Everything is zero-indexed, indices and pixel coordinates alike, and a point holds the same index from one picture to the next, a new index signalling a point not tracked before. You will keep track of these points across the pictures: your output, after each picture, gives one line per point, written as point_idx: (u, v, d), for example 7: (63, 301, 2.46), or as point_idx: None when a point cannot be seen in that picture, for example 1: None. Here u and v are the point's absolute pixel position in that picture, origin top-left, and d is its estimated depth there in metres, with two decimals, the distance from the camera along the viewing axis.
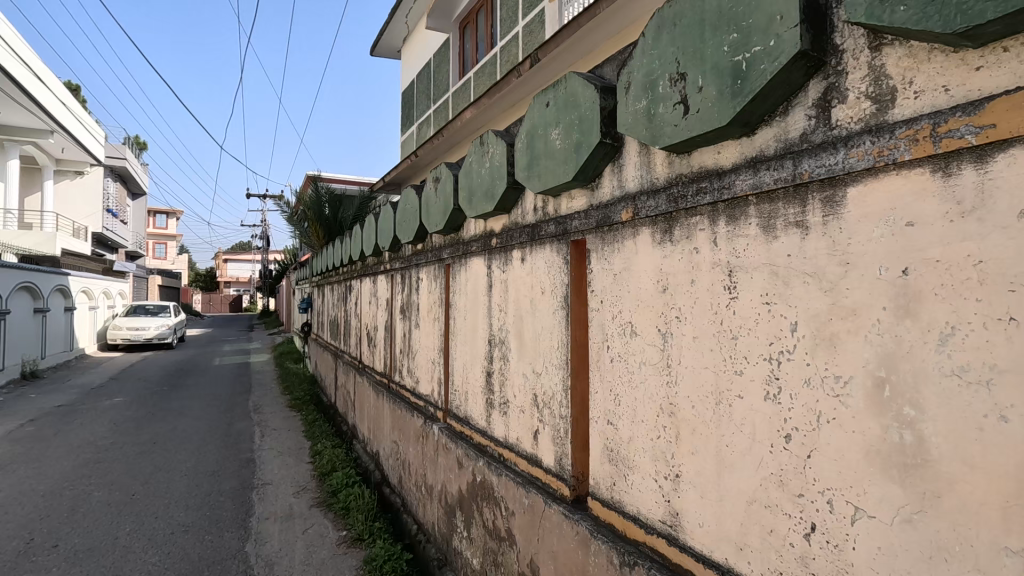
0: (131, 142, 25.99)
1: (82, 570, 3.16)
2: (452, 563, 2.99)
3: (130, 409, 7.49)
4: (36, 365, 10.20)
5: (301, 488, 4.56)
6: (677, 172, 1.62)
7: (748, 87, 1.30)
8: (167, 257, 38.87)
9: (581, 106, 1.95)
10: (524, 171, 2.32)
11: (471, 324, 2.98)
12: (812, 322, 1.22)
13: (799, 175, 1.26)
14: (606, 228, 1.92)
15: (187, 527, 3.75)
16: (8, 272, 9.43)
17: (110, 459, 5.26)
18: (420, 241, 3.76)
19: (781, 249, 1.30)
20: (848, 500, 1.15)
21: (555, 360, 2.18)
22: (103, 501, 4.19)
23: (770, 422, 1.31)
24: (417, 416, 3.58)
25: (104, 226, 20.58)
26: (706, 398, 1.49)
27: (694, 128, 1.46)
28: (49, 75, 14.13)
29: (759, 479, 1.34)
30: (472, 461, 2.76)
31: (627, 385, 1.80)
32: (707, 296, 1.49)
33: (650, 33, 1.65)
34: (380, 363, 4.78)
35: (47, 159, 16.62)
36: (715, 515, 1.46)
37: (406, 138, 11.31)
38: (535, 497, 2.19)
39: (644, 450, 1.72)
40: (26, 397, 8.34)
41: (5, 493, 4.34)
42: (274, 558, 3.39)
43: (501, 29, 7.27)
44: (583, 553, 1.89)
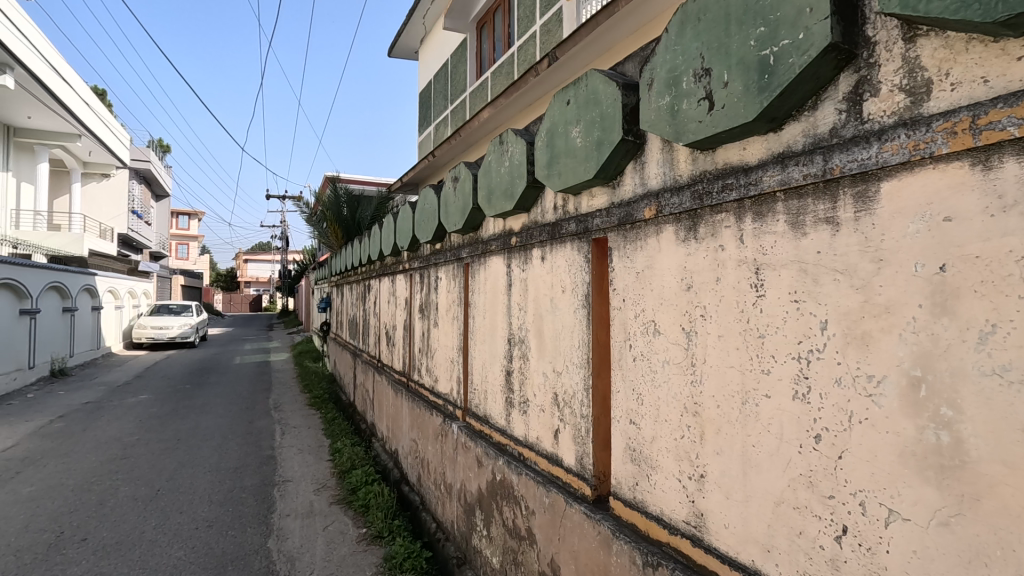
0: (154, 145, 26.50)
1: (109, 563, 3.23)
2: (471, 562, 2.99)
3: (155, 406, 7.65)
4: (64, 363, 10.45)
5: (322, 485, 4.61)
6: (700, 169, 1.60)
7: (776, 82, 1.28)
8: (189, 258, 39.63)
9: (602, 103, 1.94)
10: (544, 170, 2.32)
11: (490, 323, 2.98)
12: (843, 321, 1.19)
13: (829, 170, 1.23)
14: (628, 226, 1.91)
15: (211, 522, 3.81)
16: (38, 272, 9.65)
17: (136, 454, 5.37)
18: (439, 240, 3.77)
19: (810, 246, 1.27)
20: (882, 503, 1.12)
21: (576, 359, 2.17)
22: (130, 496, 4.28)
23: (798, 422, 1.29)
24: (436, 415, 3.59)
25: (128, 227, 21.01)
26: (732, 397, 1.47)
27: (719, 124, 1.44)
28: (76, 79, 14.41)
29: (787, 480, 1.32)
30: (492, 460, 2.76)
31: (650, 384, 1.79)
32: (732, 293, 1.47)
33: (673, 28, 1.64)
34: (399, 362, 4.81)
35: (75, 162, 17.02)
36: (741, 516, 1.44)
37: (423, 139, 11.37)
38: (555, 496, 2.19)
39: (667, 450, 1.70)
40: (55, 394, 8.56)
41: (36, 487, 4.45)
42: (295, 554, 3.43)
43: (519, 28, 7.25)
44: (605, 553, 1.88)
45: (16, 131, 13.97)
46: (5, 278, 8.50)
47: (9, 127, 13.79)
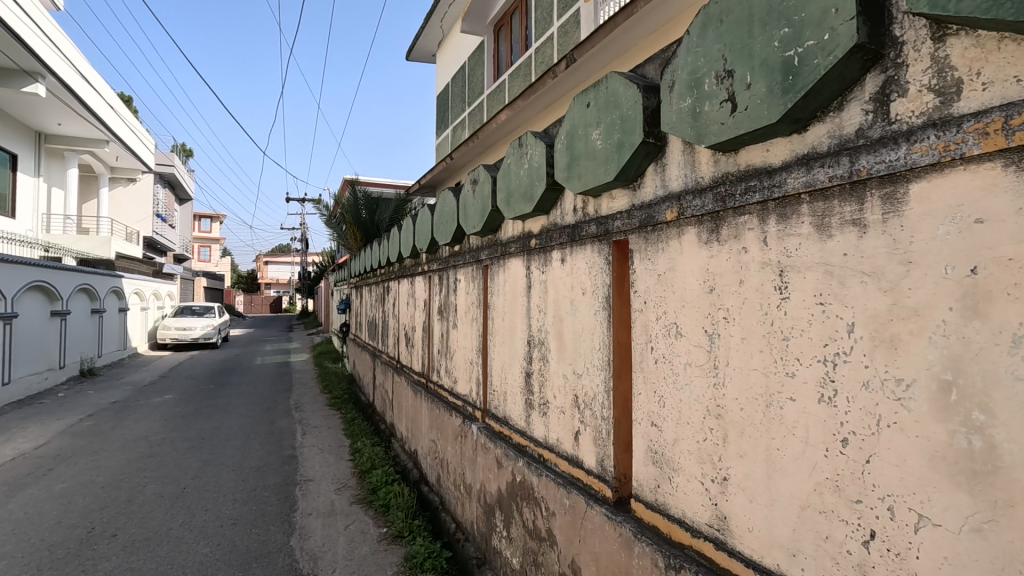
0: (178, 150, 27.06)
1: (138, 559, 3.31)
2: (491, 563, 3.01)
3: (180, 405, 7.80)
4: (93, 363, 10.70)
5: (342, 485, 4.66)
6: (723, 171, 1.60)
7: (801, 83, 1.27)
8: (212, 261, 40.43)
9: (622, 105, 1.94)
10: (563, 172, 2.33)
11: (509, 324, 3.00)
12: (870, 324, 1.18)
13: (856, 171, 1.22)
14: (650, 228, 1.91)
15: (235, 520, 3.88)
16: (68, 274, 9.91)
17: (162, 453, 5.49)
18: (457, 242, 3.79)
19: (836, 248, 1.26)
20: (911, 508, 1.11)
21: (596, 361, 2.17)
22: (157, 493, 4.38)
23: (825, 426, 1.28)
24: (456, 416, 3.62)
25: (153, 231, 21.45)
26: (756, 400, 1.46)
27: (742, 126, 1.43)
28: (104, 86, 14.74)
29: (813, 484, 1.31)
30: (512, 461, 2.77)
31: (672, 387, 1.78)
32: (756, 296, 1.46)
33: (694, 31, 1.64)
34: (418, 363, 4.85)
35: (103, 167, 17.45)
36: (766, 520, 1.43)
37: (441, 141, 11.45)
38: (576, 497, 2.19)
39: (690, 452, 1.69)
40: (84, 393, 8.77)
41: (67, 484, 4.58)
42: (318, 552, 3.47)
43: (536, 30, 7.26)
44: (627, 554, 1.88)
45: (46, 137, 14.27)
46: (37, 280, 8.74)
47: (40, 134, 14.08)
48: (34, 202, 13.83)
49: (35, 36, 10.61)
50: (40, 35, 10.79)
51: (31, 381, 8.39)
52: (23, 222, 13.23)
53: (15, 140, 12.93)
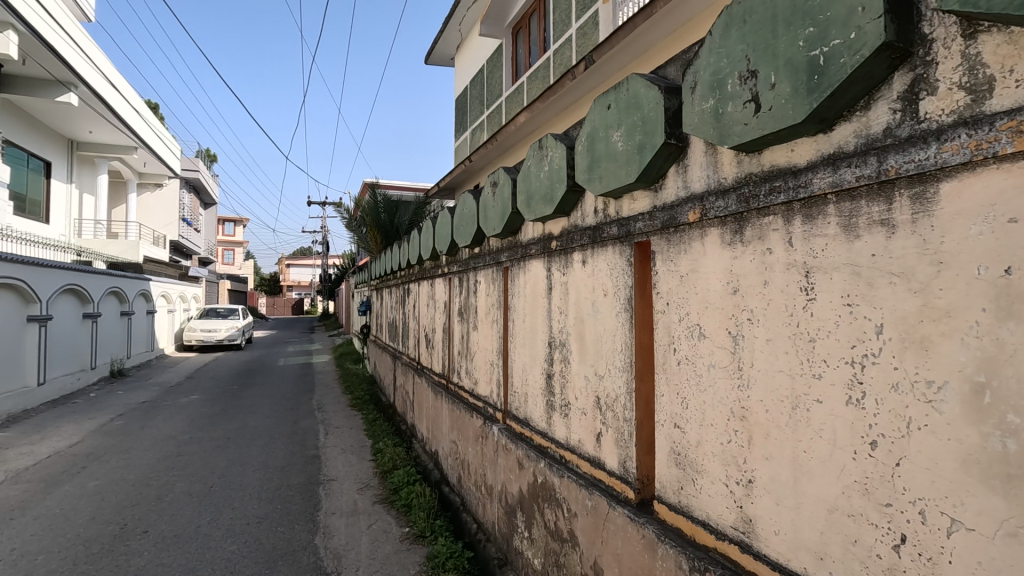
0: (204, 156, 27.62)
1: (169, 555, 3.40)
2: (512, 563, 3.02)
3: (205, 406, 7.96)
4: (122, 364, 10.98)
5: (365, 485, 4.71)
6: (746, 171, 1.59)
7: (826, 82, 1.26)
8: (235, 264, 41.30)
9: (644, 107, 1.94)
10: (584, 174, 2.34)
11: (530, 326, 3.01)
12: (900, 324, 1.17)
13: (884, 171, 1.21)
14: (672, 229, 1.90)
15: (261, 519, 3.95)
16: (99, 278, 10.20)
17: (189, 452, 5.62)
18: (477, 244, 3.82)
19: (864, 248, 1.25)
20: (943, 512, 1.09)
21: (618, 363, 2.17)
22: (186, 491, 4.49)
23: (853, 428, 1.27)
24: (477, 417, 3.64)
25: (179, 235, 21.92)
26: (781, 402, 1.45)
27: (767, 126, 1.43)
28: (134, 95, 15.15)
29: (841, 487, 1.29)
30: (534, 462, 2.77)
31: (695, 388, 1.78)
32: (781, 297, 1.46)
33: (717, 32, 1.63)
34: (438, 364, 4.89)
35: (132, 174, 17.91)
36: (793, 523, 1.42)
37: (460, 143, 11.53)
38: (598, 499, 2.19)
39: (714, 455, 1.69)
40: (114, 393, 9.01)
41: (100, 481, 4.71)
42: (341, 551, 3.52)
43: (555, 32, 7.27)
44: (650, 556, 1.87)
45: (78, 145, 14.69)
46: (70, 284, 9.01)
47: (72, 141, 14.51)
48: (67, 208, 14.25)
49: (68, 47, 10.95)
50: (72, 46, 11.14)
51: (64, 382, 8.65)
52: (56, 227, 13.65)
53: (48, 148, 13.34)
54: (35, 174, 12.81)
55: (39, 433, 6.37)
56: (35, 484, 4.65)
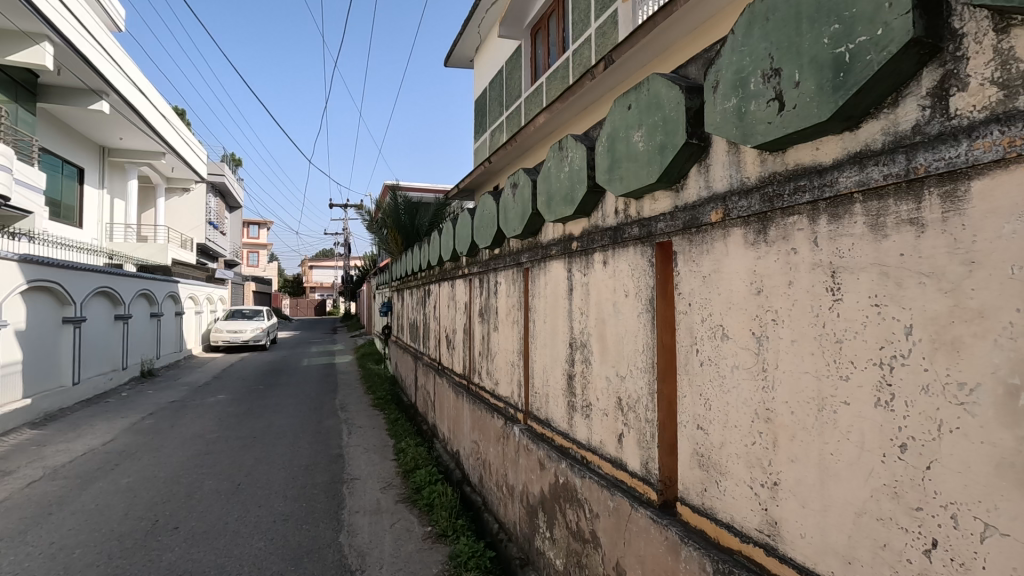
0: (230, 161, 28.23)
1: (199, 550, 3.49)
2: (534, 563, 3.03)
3: (232, 405, 8.13)
4: (152, 365, 11.28)
5: (387, 484, 4.76)
6: (770, 170, 1.58)
7: (852, 80, 1.24)
8: (260, 267, 42.14)
9: (664, 107, 1.93)
10: (605, 174, 2.34)
11: (551, 327, 3.01)
12: (930, 325, 1.15)
13: (913, 169, 1.19)
14: (694, 230, 1.89)
15: (287, 516, 4.03)
16: (129, 280, 10.48)
17: (217, 451, 5.74)
18: (498, 245, 3.84)
19: (892, 248, 1.23)
20: (976, 517, 1.07)
21: (640, 363, 2.17)
22: (214, 489, 4.59)
23: (881, 431, 1.25)
24: (498, 417, 3.65)
25: (205, 238, 22.39)
26: (807, 404, 1.44)
27: (791, 125, 1.42)
28: (162, 102, 15.51)
29: (870, 490, 1.28)
30: (555, 462, 2.78)
31: (718, 390, 1.76)
32: (806, 298, 1.44)
33: (739, 30, 1.62)
34: (459, 365, 4.93)
35: (160, 178, 18.37)
36: (820, 526, 1.40)
37: (479, 145, 11.58)
38: (620, 500, 2.19)
39: (738, 456, 1.67)
40: (144, 393, 9.25)
41: (132, 478, 4.85)
42: (365, 549, 3.57)
43: (574, 32, 7.26)
44: (673, 558, 1.86)
45: (109, 151, 15.10)
46: (102, 286, 9.26)
47: (103, 148, 14.92)
48: (99, 213, 14.67)
49: (99, 56, 11.22)
50: (103, 54, 11.41)
51: (97, 381, 8.89)
52: (89, 232, 14.06)
53: (81, 154, 13.73)
54: (69, 180, 13.22)
55: (74, 431, 6.57)
56: (71, 480, 4.82)
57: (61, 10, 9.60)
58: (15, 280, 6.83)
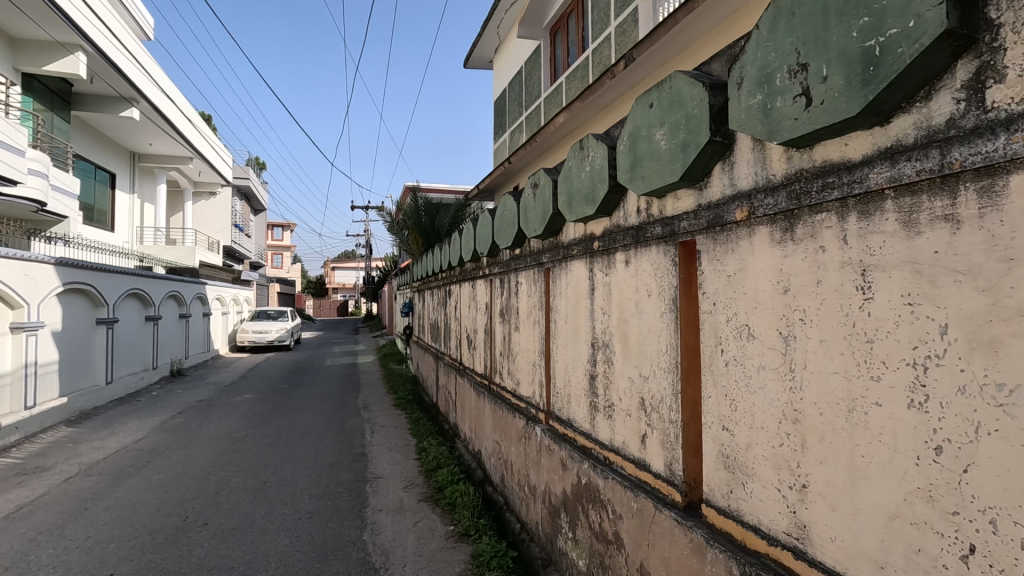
0: (255, 165, 28.76)
1: (228, 546, 3.57)
2: (557, 563, 3.02)
3: (257, 405, 8.27)
4: (181, 365, 11.55)
5: (410, 483, 4.80)
6: (797, 167, 1.55)
7: (883, 73, 1.22)
8: (284, 268, 42.90)
9: (687, 104, 1.90)
10: (627, 174, 2.32)
11: (573, 327, 3.00)
12: (966, 325, 1.12)
13: (947, 164, 1.16)
14: (718, 228, 1.87)
15: (311, 514, 4.09)
16: (159, 282, 10.74)
17: (243, 449, 5.86)
18: (518, 245, 3.84)
19: (926, 246, 1.20)
20: (1016, 522, 1.03)
21: (663, 364, 2.15)
22: (241, 486, 4.69)
23: (916, 432, 1.22)
24: (520, 417, 3.65)
25: (231, 240, 22.86)
26: (837, 405, 1.41)
27: (818, 121, 1.39)
28: (190, 108, 15.88)
29: (903, 494, 1.24)
30: (577, 463, 2.77)
31: (744, 390, 1.74)
32: (836, 297, 1.41)
33: (764, 25, 1.60)
34: (480, 365, 4.95)
35: (188, 183, 18.79)
36: (850, 530, 1.37)
37: (499, 145, 11.60)
38: (644, 501, 2.17)
39: (764, 458, 1.65)
40: (174, 392, 9.49)
41: (162, 475, 4.98)
42: (389, 548, 3.60)
43: (593, 31, 7.22)
44: (698, 560, 1.85)
45: (139, 156, 15.51)
46: (132, 288, 9.51)
47: (134, 153, 15.32)
48: (130, 217, 15.10)
49: (129, 64, 11.52)
50: (132, 62, 11.71)
51: (129, 381, 9.15)
52: (121, 235, 14.46)
53: (113, 160, 14.13)
54: (102, 186, 13.61)
55: (107, 429, 6.77)
56: (105, 477, 4.96)
57: (93, 20, 9.87)
58: (51, 282, 7.06)
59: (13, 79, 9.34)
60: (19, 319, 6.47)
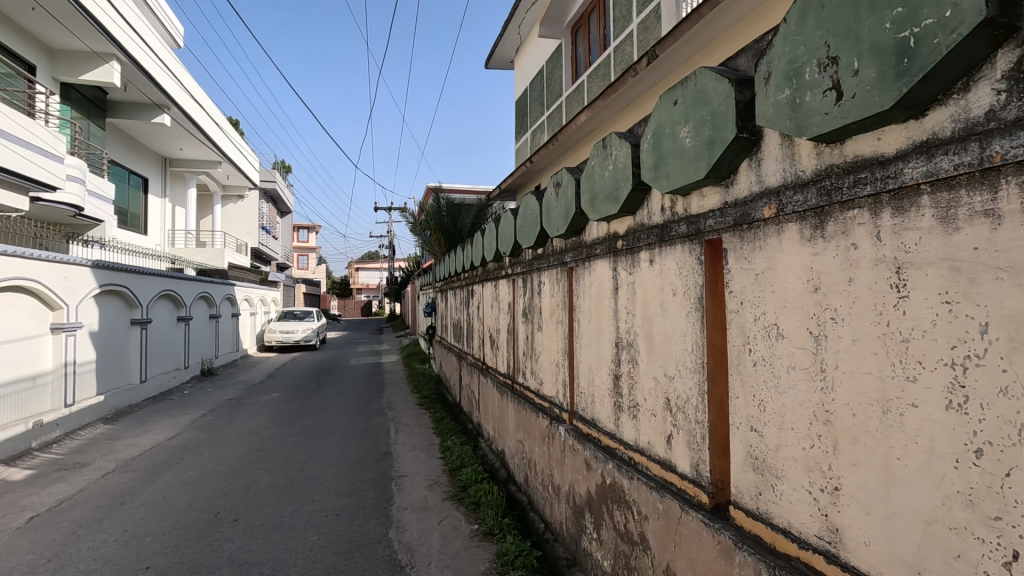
0: (281, 168, 29.31)
1: (258, 541, 3.65)
2: (581, 564, 3.01)
3: (285, 403, 8.43)
4: (211, 364, 11.84)
5: (434, 481, 4.84)
6: (827, 163, 1.52)
7: (918, 65, 1.18)
8: (310, 269, 43.63)
9: (712, 101, 1.88)
10: (651, 172, 2.31)
11: (596, 327, 2.99)
12: (1008, 324, 1.08)
13: (987, 157, 1.12)
14: (745, 226, 1.84)
15: (338, 511, 4.15)
16: (190, 284, 11.02)
17: (272, 447, 5.98)
18: (541, 245, 3.83)
19: (964, 242, 1.16)
20: None
21: (689, 364, 2.12)
22: (270, 483, 4.79)
23: (955, 434, 1.18)
24: (543, 417, 3.65)
25: (259, 242, 23.33)
26: (870, 406, 1.38)
27: (850, 115, 1.36)
28: (218, 114, 16.24)
29: (941, 498, 1.21)
30: (602, 463, 2.76)
31: (773, 391, 1.71)
32: (869, 295, 1.38)
33: (792, 19, 1.57)
34: (503, 364, 4.96)
35: (216, 186, 19.24)
36: (885, 534, 1.34)
37: (520, 145, 11.61)
38: (670, 503, 2.15)
39: (794, 459, 1.62)
40: (204, 391, 9.73)
41: (195, 472, 5.11)
42: (414, 545, 3.63)
43: (615, 28, 7.17)
44: (726, 563, 1.82)
45: (171, 161, 15.94)
46: (165, 290, 9.78)
47: (165, 158, 15.75)
48: (162, 220, 15.53)
49: (160, 71, 11.82)
50: (164, 69, 12.01)
51: (162, 380, 9.42)
52: (153, 238, 14.89)
53: (146, 165, 14.55)
54: (135, 190, 14.03)
55: (142, 426, 6.98)
56: (140, 473, 5.12)
57: (125, 29, 10.15)
58: (89, 283, 7.30)
59: (51, 89, 9.67)
60: (59, 319, 6.71)
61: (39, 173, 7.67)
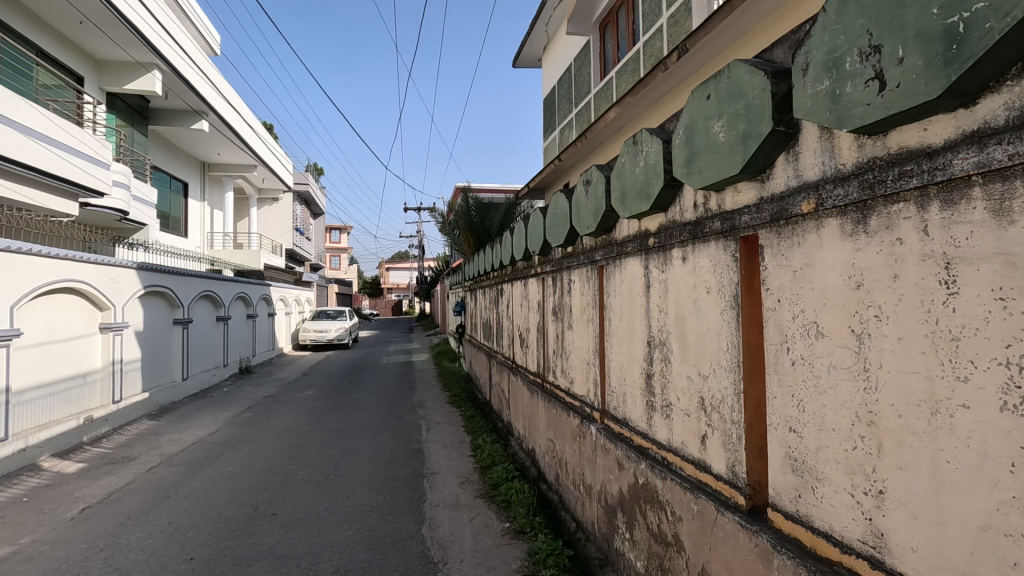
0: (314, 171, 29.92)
1: (295, 535, 3.74)
2: (614, 564, 2.99)
3: (319, 401, 8.61)
4: (248, 363, 12.18)
5: (465, 479, 4.87)
6: (870, 155, 1.47)
7: (967, 52, 1.13)
8: (342, 270, 44.44)
9: (747, 94, 1.84)
10: (683, 167, 2.27)
11: (627, 326, 2.97)
12: None
13: None
14: (782, 222, 1.80)
15: (371, 507, 4.22)
16: (228, 284, 11.37)
17: (307, 443, 6.12)
18: (571, 244, 3.81)
19: (1019, 236, 1.11)
20: None
21: (724, 363, 2.08)
22: (306, 479, 4.90)
23: (1009, 437, 1.13)
24: (574, 416, 3.63)
25: (293, 243, 23.89)
26: (917, 407, 1.33)
27: (894, 105, 1.31)
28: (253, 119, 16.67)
29: (995, 503, 1.16)
30: (634, 463, 2.73)
31: (813, 391, 1.66)
32: (916, 291, 1.33)
33: (831, 8, 1.52)
34: (533, 363, 4.96)
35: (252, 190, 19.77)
36: (934, 540, 1.28)
37: (548, 144, 11.57)
38: (705, 504, 2.12)
39: (836, 461, 1.57)
40: (242, 388, 10.02)
41: (234, 467, 5.27)
42: (446, 542, 3.66)
43: (644, 23, 7.07)
44: (764, 566, 1.78)
45: (209, 166, 16.45)
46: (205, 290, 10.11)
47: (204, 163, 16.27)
48: (201, 223, 16.06)
49: (198, 78, 12.20)
50: (202, 77, 12.39)
51: (202, 378, 9.74)
52: (193, 241, 15.41)
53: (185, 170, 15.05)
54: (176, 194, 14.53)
55: (184, 422, 7.24)
56: (183, 467, 5.31)
57: (166, 39, 10.50)
58: (134, 285, 7.60)
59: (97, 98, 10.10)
60: (107, 319, 7.00)
61: (88, 180, 8.02)
